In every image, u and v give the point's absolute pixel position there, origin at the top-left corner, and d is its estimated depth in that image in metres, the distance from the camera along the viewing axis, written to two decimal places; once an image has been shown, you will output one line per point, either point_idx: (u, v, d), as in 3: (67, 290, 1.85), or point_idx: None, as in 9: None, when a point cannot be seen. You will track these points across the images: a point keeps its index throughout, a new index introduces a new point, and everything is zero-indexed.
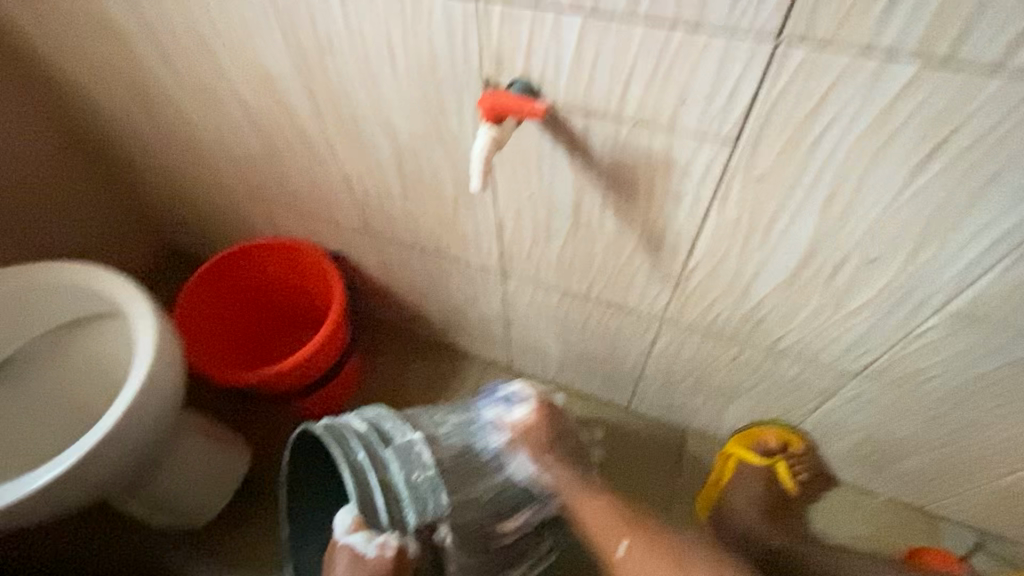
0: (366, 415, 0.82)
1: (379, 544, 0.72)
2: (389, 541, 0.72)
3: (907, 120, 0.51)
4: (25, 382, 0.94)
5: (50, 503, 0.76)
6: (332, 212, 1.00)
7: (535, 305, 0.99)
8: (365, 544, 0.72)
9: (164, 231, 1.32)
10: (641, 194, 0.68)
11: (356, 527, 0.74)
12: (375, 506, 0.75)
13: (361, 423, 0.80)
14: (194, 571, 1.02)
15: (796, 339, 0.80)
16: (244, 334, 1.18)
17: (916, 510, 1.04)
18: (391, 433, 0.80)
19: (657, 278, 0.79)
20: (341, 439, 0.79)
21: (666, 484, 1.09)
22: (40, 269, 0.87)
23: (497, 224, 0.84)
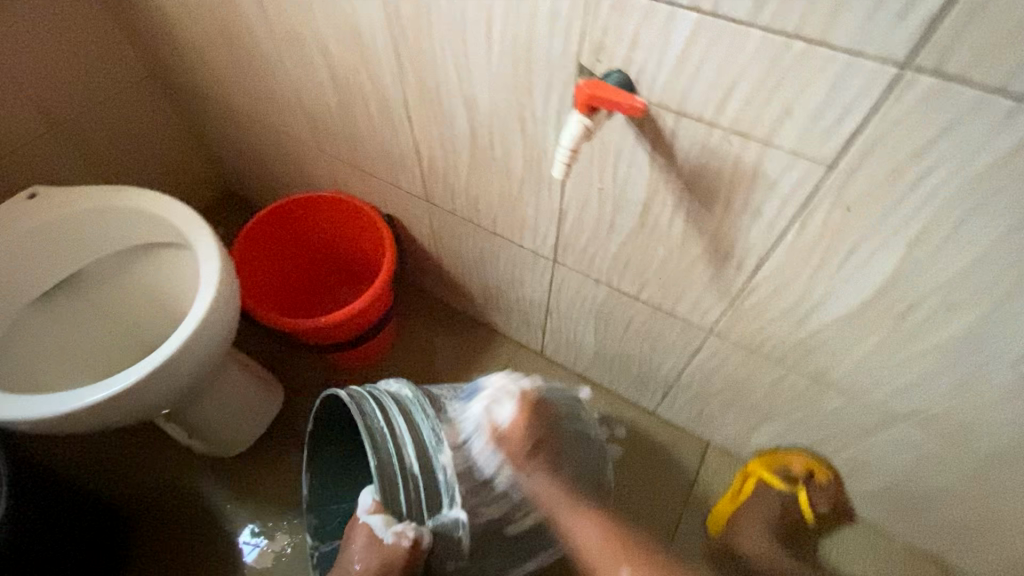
0: (422, 438, 0.77)
1: (397, 533, 0.73)
2: (407, 531, 0.73)
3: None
4: (88, 295, 0.99)
5: (98, 417, 0.78)
6: (394, 176, 1.02)
7: (579, 297, 0.99)
8: (384, 529, 0.73)
9: (225, 170, 1.35)
10: (717, 204, 0.66)
11: (376, 509, 0.74)
12: (398, 493, 0.75)
13: (416, 460, 0.75)
14: (218, 498, 1.06)
15: (846, 373, 0.78)
16: (291, 281, 1.21)
17: (933, 563, 1.01)
18: (443, 489, 0.76)
19: (713, 289, 0.78)
20: (380, 437, 0.75)
21: (681, 492, 1.08)
22: (119, 192, 0.92)
23: (559, 212, 0.83)
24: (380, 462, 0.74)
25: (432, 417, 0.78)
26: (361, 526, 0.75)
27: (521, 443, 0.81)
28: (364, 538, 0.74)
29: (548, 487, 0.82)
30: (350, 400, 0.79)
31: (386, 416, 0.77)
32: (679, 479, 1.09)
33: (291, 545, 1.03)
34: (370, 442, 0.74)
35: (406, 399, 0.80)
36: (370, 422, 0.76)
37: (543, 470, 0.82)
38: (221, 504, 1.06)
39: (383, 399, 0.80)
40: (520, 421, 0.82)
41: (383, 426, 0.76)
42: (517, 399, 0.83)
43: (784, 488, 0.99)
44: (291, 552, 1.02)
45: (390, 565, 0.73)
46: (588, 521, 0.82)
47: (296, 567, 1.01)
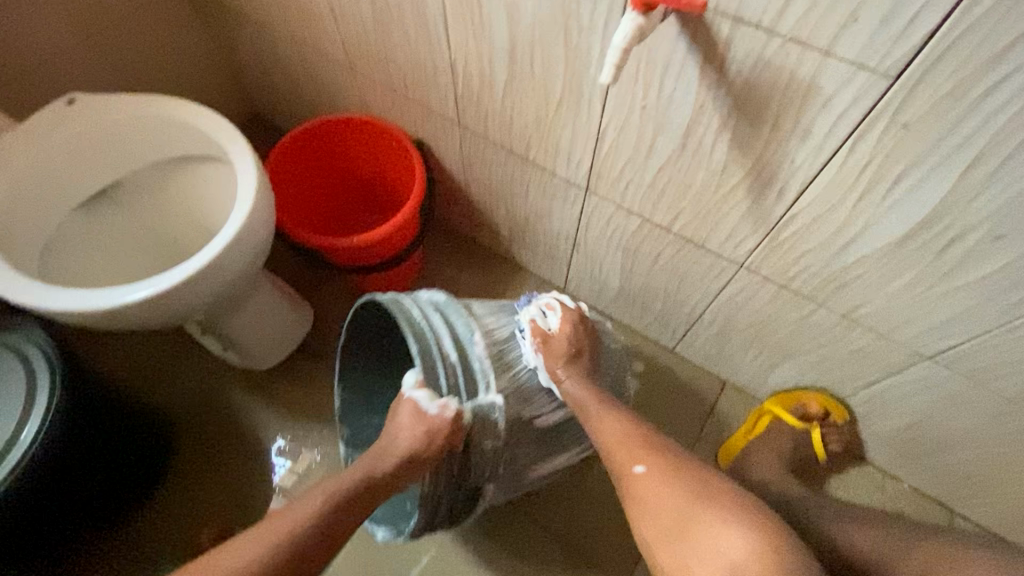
0: (457, 332, 0.82)
1: (442, 406, 0.76)
2: (450, 404, 0.76)
3: None
4: (126, 204, 1.01)
5: (135, 315, 0.81)
6: (427, 96, 0.99)
7: (607, 229, 0.98)
8: (428, 401, 0.77)
9: (253, 92, 1.33)
10: (765, 124, 0.65)
11: (420, 386, 0.78)
12: (438, 376, 0.79)
13: (452, 349, 0.80)
14: (251, 407, 1.12)
15: (877, 309, 0.78)
16: (321, 205, 1.22)
17: (938, 507, 1.04)
18: (478, 376, 0.80)
19: (750, 219, 0.77)
20: (419, 328, 0.80)
21: (695, 427, 1.11)
22: (156, 100, 0.92)
23: (596, 134, 0.82)
24: (421, 349, 0.79)
25: (465, 316, 0.83)
26: (406, 404, 0.80)
27: (568, 347, 0.85)
28: (411, 413, 0.78)
29: (583, 389, 0.81)
30: (386, 302, 0.83)
31: (421, 313, 0.82)
32: (694, 414, 1.11)
33: (320, 453, 1.08)
34: (411, 331, 0.79)
35: (440, 302, 0.85)
36: (405, 315, 0.81)
37: (579, 374, 0.83)
38: (254, 413, 1.11)
39: (419, 300, 0.85)
40: (568, 330, 0.86)
41: (422, 320, 0.81)
42: (563, 311, 0.88)
43: (798, 426, 1.02)
44: (320, 460, 1.08)
45: (435, 435, 0.76)
46: (617, 418, 0.77)
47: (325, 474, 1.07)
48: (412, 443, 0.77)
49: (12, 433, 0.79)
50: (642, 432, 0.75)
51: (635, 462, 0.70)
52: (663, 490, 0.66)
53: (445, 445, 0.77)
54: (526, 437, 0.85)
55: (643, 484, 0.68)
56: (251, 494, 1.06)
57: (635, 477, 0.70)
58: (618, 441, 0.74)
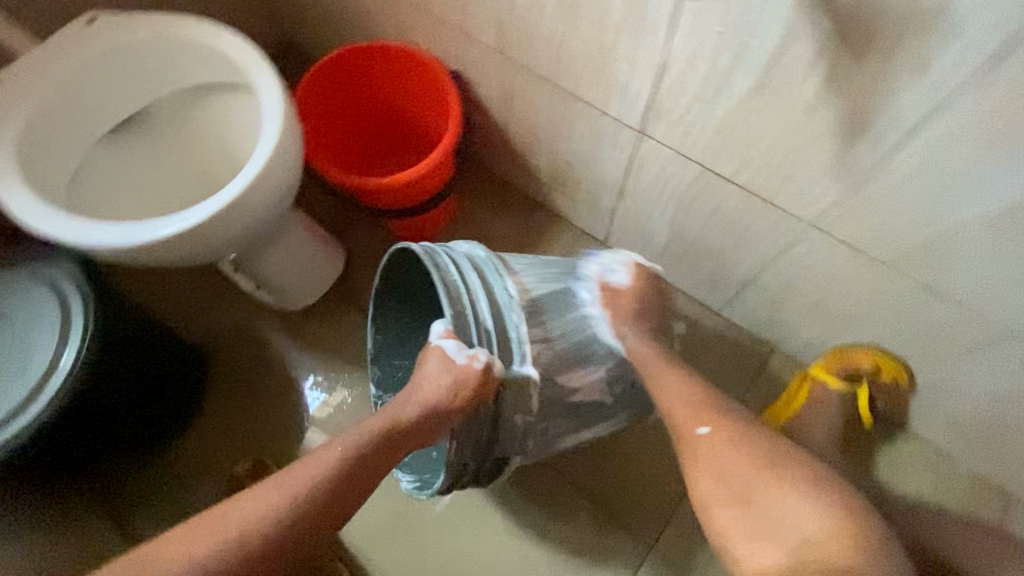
0: (494, 294, 0.77)
1: (470, 357, 0.72)
2: (479, 355, 0.72)
3: None
4: (153, 136, 0.97)
5: (164, 251, 0.79)
6: (466, 21, 0.89)
7: (660, 178, 0.88)
8: (456, 351, 0.73)
9: (278, 15, 1.23)
10: (873, 55, 0.54)
11: (449, 335, 0.75)
12: (469, 330, 0.76)
13: (487, 313, 0.76)
14: (283, 346, 1.12)
15: (970, 281, 0.68)
16: (353, 141, 1.16)
17: (998, 493, 0.96)
18: (513, 347, 0.76)
19: (834, 171, 0.67)
20: (452, 287, 0.75)
21: (737, 392, 1.04)
22: (178, 20, 0.85)
23: (659, 67, 0.71)
24: (455, 312, 0.75)
25: (506, 277, 0.77)
26: (433, 354, 0.75)
27: (639, 309, 0.81)
28: (437, 363, 0.74)
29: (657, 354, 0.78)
30: (424, 250, 0.78)
31: (457, 267, 0.77)
32: (736, 380, 1.04)
33: (350, 396, 1.08)
34: (445, 292, 0.74)
35: (478, 258, 0.80)
36: (442, 267, 0.77)
37: (650, 338, 0.80)
38: (286, 351, 1.11)
39: (456, 254, 0.79)
40: (636, 284, 0.82)
41: (458, 281, 0.76)
42: (613, 277, 0.81)
43: (843, 388, 0.93)
44: (351, 402, 1.08)
45: (462, 387, 0.72)
46: (676, 376, 0.77)
47: (356, 417, 1.07)
48: (439, 395, 0.73)
49: (53, 359, 0.80)
50: (704, 388, 0.77)
51: (696, 423, 0.74)
52: (719, 457, 0.72)
53: (469, 403, 0.74)
54: (561, 409, 0.79)
55: (708, 449, 0.72)
56: (285, 431, 1.07)
57: (698, 439, 0.74)
58: (696, 406, 0.75)
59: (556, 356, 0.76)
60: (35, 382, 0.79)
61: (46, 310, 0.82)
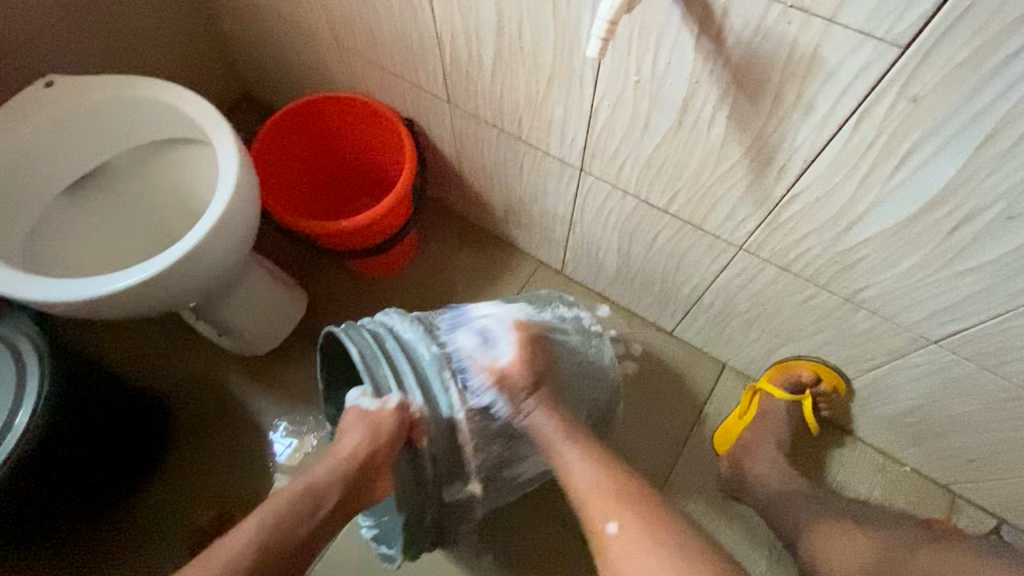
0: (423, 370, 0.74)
1: (383, 402, 0.72)
2: (390, 401, 0.72)
3: None
4: (110, 189, 0.99)
5: (119, 304, 0.79)
6: (415, 74, 0.95)
7: (603, 209, 0.94)
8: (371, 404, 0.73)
9: (240, 68, 1.28)
10: (766, 98, 0.61)
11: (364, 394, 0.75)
12: (383, 381, 0.74)
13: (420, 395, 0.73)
14: (247, 391, 1.11)
15: (880, 291, 0.75)
16: (313, 185, 1.19)
17: (941, 489, 1.02)
18: (458, 435, 0.74)
19: (750, 199, 0.74)
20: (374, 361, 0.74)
21: (693, 409, 1.08)
22: (136, 80, 0.89)
23: (589, 112, 0.78)
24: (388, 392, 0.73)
25: (452, 393, 0.72)
26: (351, 414, 0.76)
27: (522, 379, 0.77)
28: (355, 418, 0.75)
29: (545, 425, 0.76)
30: (361, 358, 0.73)
31: (397, 379, 0.74)
32: (691, 397, 1.08)
33: (315, 437, 1.08)
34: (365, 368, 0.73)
35: (407, 337, 0.76)
36: (381, 385, 0.74)
37: (542, 411, 0.77)
38: (249, 397, 1.11)
39: (382, 334, 0.76)
40: (520, 357, 0.78)
41: (382, 362, 0.74)
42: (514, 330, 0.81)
43: (788, 397, 0.99)
44: (316, 444, 1.08)
45: (379, 430, 0.72)
46: (581, 455, 0.74)
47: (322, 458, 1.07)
48: (359, 445, 0.74)
49: (7, 421, 0.79)
50: (606, 465, 0.72)
51: (607, 518, 0.67)
52: (638, 560, 0.63)
53: (392, 448, 0.73)
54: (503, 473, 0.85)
55: (616, 547, 0.65)
56: (251, 479, 1.06)
57: (608, 541, 0.66)
58: (590, 492, 0.70)
59: (500, 456, 0.81)
60: None
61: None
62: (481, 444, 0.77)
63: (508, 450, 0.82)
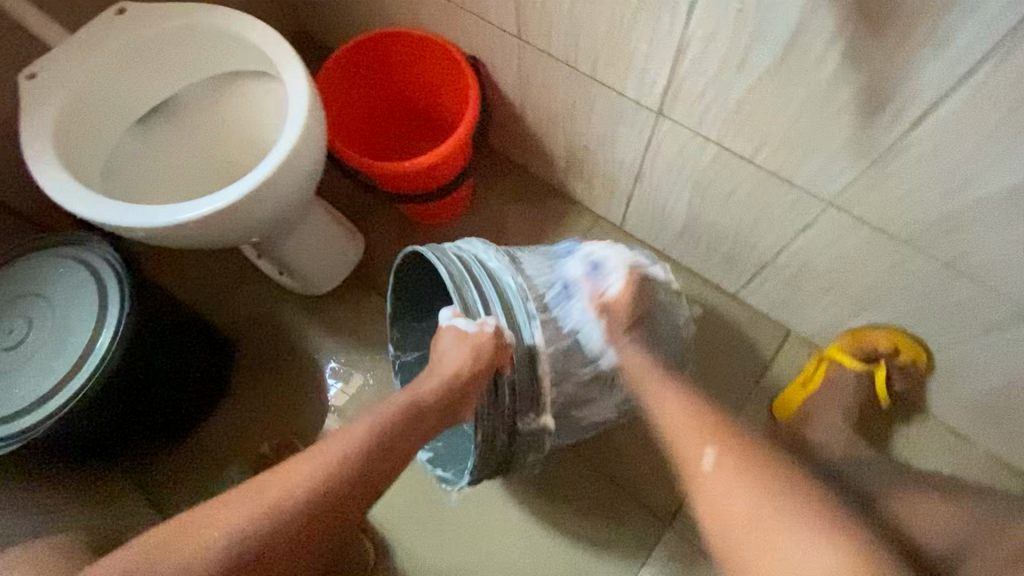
0: (505, 293, 0.81)
1: (480, 325, 0.75)
2: (489, 321, 0.76)
3: None
4: (178, 122, 0.99)
5: (196, 233, 0.81)
6: (485, 7, 0.90)
7: (677, 159, 0.89)
8: (467, 324, 0.76)
9: (299, 3, 1.25)
10: (893, 30, 0.55)
11: (458, 314, 0.78)
12: (471, 301, 0.79)
13: (502, 314, 0.79)
14: (306, 329, 1.14)
15: (988, 258, 0.68)
16: (372, 128, 1.18)
17: (1017, 474, 0.96)
18: (534, 360, 0.78)
19: (853, 148, 0.68)
20: (462, 283, 0.79)
21: (752, 374, 1.04)
22: (206, 8, 0.88)
23: (677, 48, 0.72)
24: (470, 310, 0.78)
25: (535, 323, 0.78)
26: (448, 335, 0.77)
27: (624, 315, 0.81)
28: (454, 340, 0.76)
29: (636, 359, 0.81)
30: (450, 278, 0.79)
31: (484, 303, 0.79)
32: (751, 362, 1.05)
33: (370, 377, 1.11)
34: (455, 284, 0.79)
35: (492, 266, 0.82)
36: (469, 307, 0.79)
37: (634, 344, 0.82)
38: (308, 335, 1.14)
39: (468, 259, 0.82)
40: (626, 294, 0.82)
41: (471, 281, 0.80)
42: (623, 272, 0.83)
43: (861, 367, 0.93)
44: (372, 384, 1.11)
45: (481, 352, 0.74)
46: (672, 396, 0.77)
47: (376, 398, 1.10)
48: (460, 366, 0.74)
49: (91, 339, 0.83)
50: (699, 406, 0.77)
51: (703, 450, 0.72)
52: (734, 485, 0.68)
53: (486, 372, 0.75)
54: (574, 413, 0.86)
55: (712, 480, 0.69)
56: (310, 411, 1.10)
57: (703, 477, 0.70)
58: (683, 425, 0.74)
59: (573, 394, 0.84)
60: (76, 359, 0.82)
61: (84, 290, 0.86)
62: (557, 377, 0.81)
63: (581, 388, 0.84)
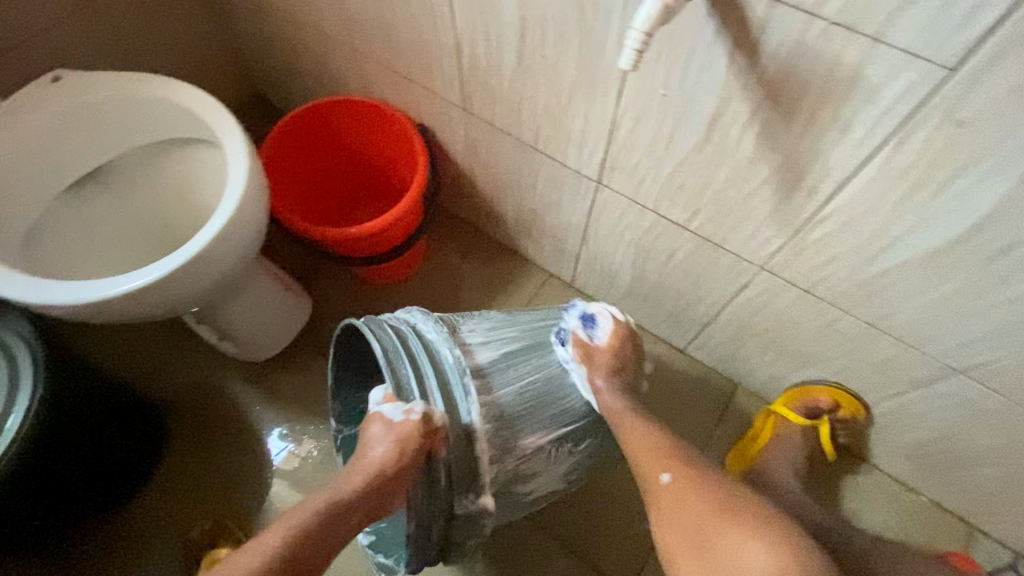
0: (441, 365, 0.77)
1: (407, 411, 0.72)
2: (415, 407, 0.72)
3: None
4: (113, 188, 0.96)
5: (126, 306, 0.77)
6: (431, 80, 0.93)
7: (619, 223, 0.92)
8: (395, 410, 0.73)
9: (249, 68, 1.26)
10: (800, 116, 0.59)
11: (387, 398, 0.75)
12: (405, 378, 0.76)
13: (436, 390, 0.75)
14: (247, 398, 1.08)
15: (907, 319, 0.72)
16: (321, 190, 1.17)
17: (958, 522, 0.99)
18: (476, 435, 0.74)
19: (776, 219, 0.72)
20: (394, 353, 0.76)
21: (704, 430, 1.05)
22: (146, 79, 0.87)
23: (611, 124, 0.76)
24: (399, 385, 0.75)
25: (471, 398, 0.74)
26: (376, 421, 0.74)
27: (611, 361, 0.81)
28: (382, 429, 0.73)
29: (636, 433, 0.75)
30: (384, 354, 0.76)
31: (418, 380, 0.76)
32: (703, 417, 1.06)
33: (316, 448, 1.06)
34: (386, 358, 0.75)
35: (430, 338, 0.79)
36: (403, 386, 0.75)
37: (618, 393, 0.79)
38: (249, 404, 1.08)
39: (403, 331, 0.79)
40: (613, 344, 0.82)
41: (403, 356, 0.76)
42: (614, 322, 0.83)
43: (805, 423, 0.96)
44: (317, 455, 1.05)
45: (407, 442, 0.71)
46: (646, 429, 0.76)
47: (322, 469, 1.04)
48: (387, 456, 0.72)
49: None
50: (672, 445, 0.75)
51: (661, 470, 0.72)
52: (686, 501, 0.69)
53: (418, 455, 0.72)
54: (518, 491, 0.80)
55: (669, 494, 0.70)
56: (249, 489, 1.03)
57: (660, 489, 0.72)
58: (653, 454, 0.74)
59: (515, 471, 0.78)
60: None
61: None
62: (497, 455, 0.76)
63: (523, 464, 0.78)
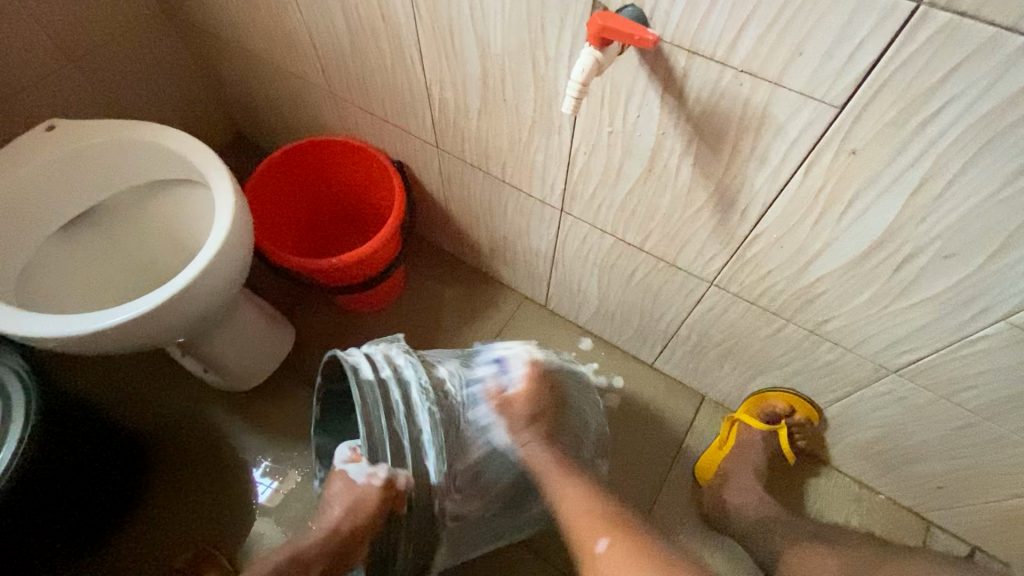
0: (420, 429, 0.73)
1: (371, 476, 0.71)
2: (377, 474, 0.71)
3: (1020, 122, 0.50)
4: (104, 228, 1.01)
5: (118, 336, 0.81)
6: (405, 122, 1.02)
7: (583, 247, 0.99)
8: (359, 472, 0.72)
9: (235, 111, 1.34)
10: (725, 148, 0.67)
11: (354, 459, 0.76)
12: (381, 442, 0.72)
13: (409, 454, 0.72)
14: (232, 427, 1.11)
15: (841, 324, 0.80)
16: (303, 224, 1.23)
17: (913, 517, 1.05)
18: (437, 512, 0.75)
19: (718, 238, 0.80)
20: (370, 402, 0.71)
21: (674, 441, 1.11)
22: (136, 126, 0.93)
23: (568, 157, 0.84)
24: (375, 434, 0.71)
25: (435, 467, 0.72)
26: (339, 478, 0.76)
27: (525, 411, 0.86)
28: (342, 487, 0.75)
29: (541, 459, 0.84)
30: (361, 403, 0.70)
31: (392, 436, 0.72)
32: (673, 429, 1.12)
33: (300, 473, 1.08)
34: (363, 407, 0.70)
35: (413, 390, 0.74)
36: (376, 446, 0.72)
37: (537, 443, 0.85)
38: (234, 433, 1.11)
39: (387, 379, 0.74)
40: (525, 389, 0.87)
41: (382, 416, 0.71)
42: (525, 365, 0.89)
43: (765, 428, 1.02)
44: (301, 480, 1.08)
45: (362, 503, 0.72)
46: (575, 488, 0.81)
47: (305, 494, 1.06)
48: (343, 516, 0.74)
49: None
50: (614, 513, 0.78)
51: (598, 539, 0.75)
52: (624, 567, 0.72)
53: (377, 520, 0.74)
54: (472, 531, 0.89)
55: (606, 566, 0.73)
56: (235, 516, 1.05)
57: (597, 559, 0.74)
58: (584, 515, 0.78)
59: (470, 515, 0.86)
60: None
61: None
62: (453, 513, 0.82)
63: (474, 511, 0.86)
